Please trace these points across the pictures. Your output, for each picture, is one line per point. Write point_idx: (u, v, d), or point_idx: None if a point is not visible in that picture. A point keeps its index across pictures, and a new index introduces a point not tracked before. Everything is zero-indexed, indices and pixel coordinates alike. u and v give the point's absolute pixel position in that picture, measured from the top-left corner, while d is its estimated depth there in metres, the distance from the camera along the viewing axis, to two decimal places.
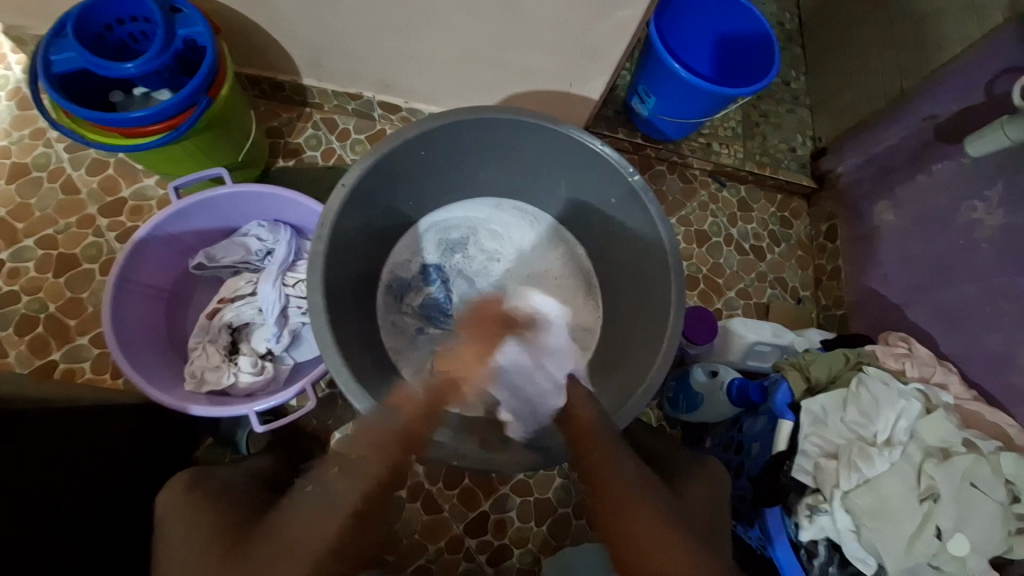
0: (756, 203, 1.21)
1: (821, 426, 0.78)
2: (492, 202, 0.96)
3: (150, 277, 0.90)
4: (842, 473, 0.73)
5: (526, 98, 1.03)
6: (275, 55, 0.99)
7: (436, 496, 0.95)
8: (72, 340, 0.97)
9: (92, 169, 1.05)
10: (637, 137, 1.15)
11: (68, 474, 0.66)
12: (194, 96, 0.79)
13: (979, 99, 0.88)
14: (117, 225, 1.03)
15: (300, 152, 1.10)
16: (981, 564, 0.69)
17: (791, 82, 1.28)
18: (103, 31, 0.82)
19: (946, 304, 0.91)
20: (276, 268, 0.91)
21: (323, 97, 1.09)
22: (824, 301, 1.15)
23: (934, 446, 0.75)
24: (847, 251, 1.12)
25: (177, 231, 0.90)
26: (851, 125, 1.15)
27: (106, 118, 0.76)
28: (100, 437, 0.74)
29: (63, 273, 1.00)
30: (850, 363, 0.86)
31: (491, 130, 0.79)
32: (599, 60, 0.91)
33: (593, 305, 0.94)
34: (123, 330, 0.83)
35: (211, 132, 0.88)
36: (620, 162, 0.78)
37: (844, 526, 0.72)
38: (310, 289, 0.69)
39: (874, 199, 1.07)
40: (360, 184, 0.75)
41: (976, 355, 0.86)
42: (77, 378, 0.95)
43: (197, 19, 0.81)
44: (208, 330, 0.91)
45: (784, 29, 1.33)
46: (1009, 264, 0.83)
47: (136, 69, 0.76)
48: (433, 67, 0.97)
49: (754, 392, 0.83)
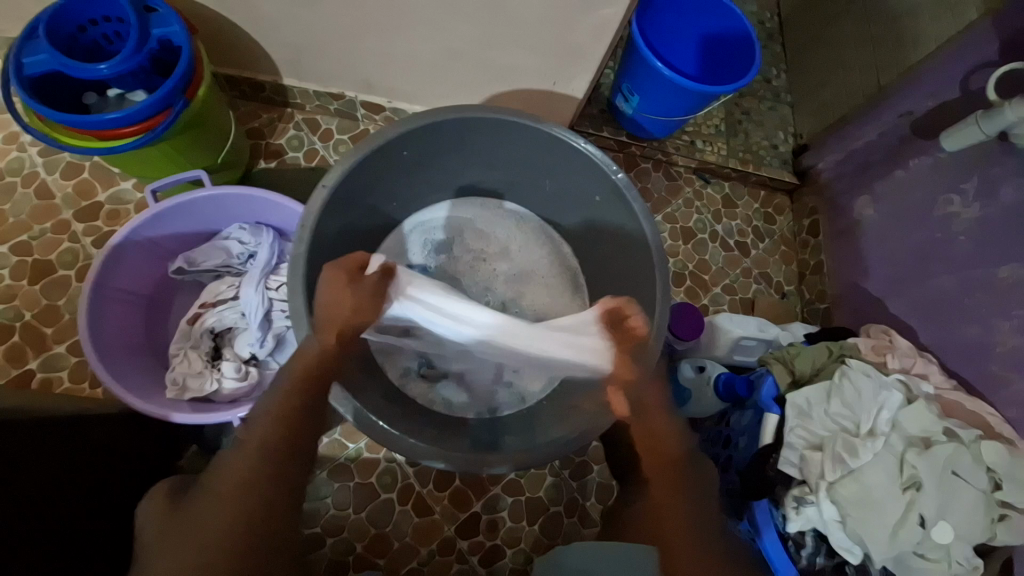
0: (740, 200, 1.22)
1: (806, 419, 0.79)
2: (478, 202, 0.95)
3: (127, 282, 0.87)
4: (828, 464, 0.74)
5: (511, 97, 1.02)
6: (255, 55, 0.97)
7: (427, 498, 0.95)
8: (49, 349, 0.94)
9: (67, 173, 1.02)
10: (622, 135, 1.16)
11: (48, 485, 0.65)
12: (169, 98, 0.78)
13: (955, 94, 0.90)
14: (94, 230, 1.00)
15: (282, 153, 1.08)
16: (964, 551, 0.70)
17: (771, 80, 1.30)
18: (76, 32, 0.80)
19: (926, 296, 0.93)
20: (258, 271, 0.90)
21: (305, 98, 1.07)
22: (808, 295, 1.17)
23: (917, 436, 0.76)
24: (830, 246, 1.14)
25: (156, 236, 0.88)
26: (830, 121, 1.16)
27: (79, 120, 0.74)
28: (79, 448, 0.72)
29: (38, 280, 0.97)
30: (833, 356, 0.87)
31: (475, 129, 0.79)
32: (583, 59, 0.91)
33: (580, 303, 0.94)
34: (100, 337, 0.81)
35: (189, 134, 0.86)
36: (603, 161, 0.78)
37: (830, 516, 0.73)
38: (293, 292, 0.68)
39: (855, 194, 1.09)
40: (343, 185, 0.74)
41: (955, 346, 0.88)
42: (55, 388, 0.92)
43: (172, 19, 0.79)
44: (190, 335, 0.89)
45: (764, 27, 1.35)
46: (985, 256, 0.84)
47: (110, 71, 0.74)
48: (416, 67, 0.97)
49: (740, 385, 0.86)
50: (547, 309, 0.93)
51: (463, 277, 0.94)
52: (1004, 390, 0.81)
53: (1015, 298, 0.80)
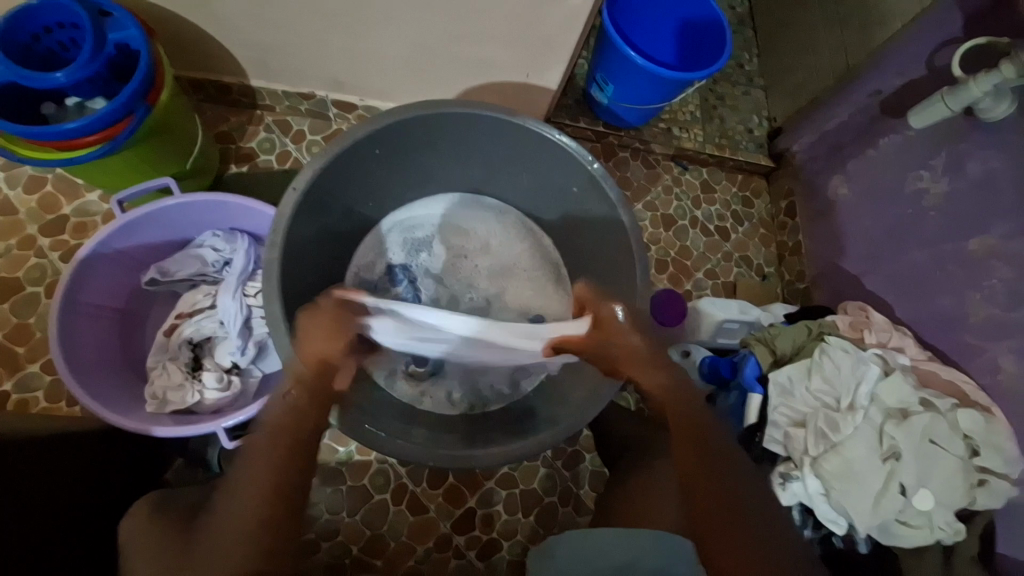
0: (718, 184, 1.23)
1: (788, 397, 0.81)
2: (456, 198, 0.94)
3: (98, 296, 0.85)
4: (811, 440, 0.76)
5: (485, 90, 1.01)
6: (220, 57, 0.95)
7: (421, 497, 0.94)
8: (22, 368, 0.91)
9: (30, 187, 0.99)
10: (599, 125, 1.15)
11: (21, 511, 0.62)
12: (131, 104, 0.75)
13: (921, 72, 0.91)
14: (61, 244, 0.97)
15: (254, 157, 1.06)
16: (946, 516, 0.72)
17: (744, 64, 1.31)
18: (30, 41, 0.77)
19: (900, 270, 0.95)
20: (235, 279, 0.88)
21: (274, 99, 1.05)
22: (788, 276, 1.19)
23: (894, 407, 0.77)
24: (807, 226, 1.15)
25: (125, 247, 0.85)
26: (802, 104, 1.17)
27: (39, 133, 0.71)
28: (54, 469, 0.70)
29: (6, 298, 0.94)
30: (813, 334, 0.88)
31: (447, 123, 0.78)
32: (555, 49, 0.90)
33: (564, 294, 0.93)
34: (74, 354, 0.79)
35: (152, 141, 0.83)
36: (578, 151, 0.78)
37: (815, 490, 0.75)
38: (269, 298, 0.66)
39: (828, 174, 1.10)
40: (313, 188, 0.72)
41: (929, 318, 0.90)
42: (30, 409, 0.90)
43: (129, 22, 0.76)
44: (168, 347, 0.87)
45: (735, 12, 1.36)
46: (954, 229, 0.87)
47: (68, 78, 0.72)
48: (386, 63, 0.95)
49: (724, 368, 0.90)
50: (531, 302, 0.93)
51: (446, 276, 0.94)
52: (980, 359, 0.83)
53: (985, 269, 0.82)
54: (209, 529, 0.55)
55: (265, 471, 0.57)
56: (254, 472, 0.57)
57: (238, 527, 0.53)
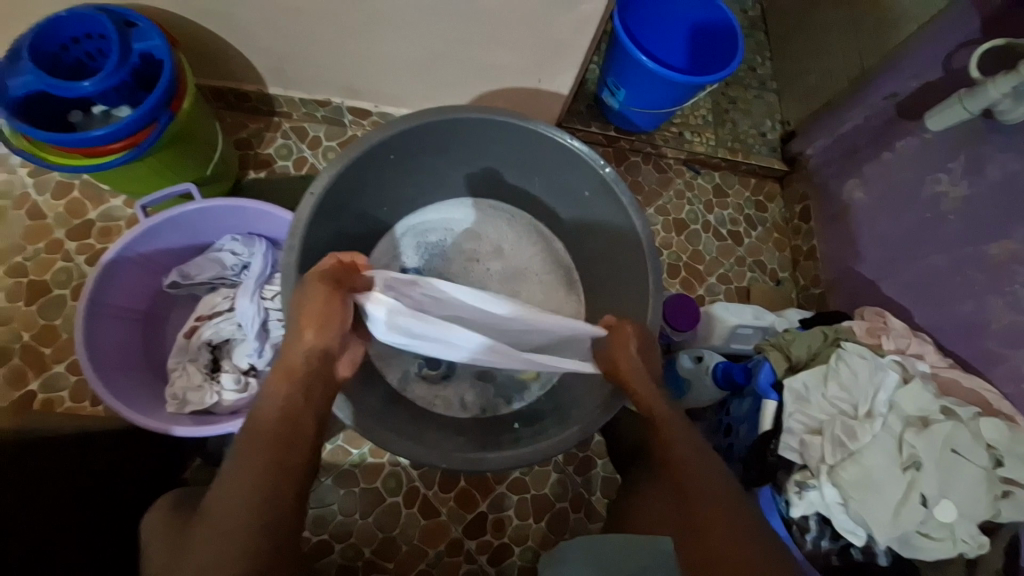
0: (731, 189, 1.23)
1: (804, 404, 0.80)
2: (469, 202, 0.96)
3: (121, 298, 0.87)
4: (828, 448, 0.75)
5: (497, 96, 1.02)
6: (239, 65, 0.97)
7: (433, 500, 0.95)
8: (48, 369, 0.94)
9: (57, 192, 1.02)
10: (610, 130, 1.16)
11: (45, 507, 0.64)
12: (154, 112, 0.77)
13: (938, 74, 0.90)
14: (86, 248, 1.00)
15: (271, 163, 1.08)
16: (969, 528, 0.70)
17: (756, 68, 1.31)
18: (59, 51, 0.80)
19: (918, 275, 0.94)
20: (253, 282, 0.89)
21: (291, 106, 1.07)
22: (803, 281, 1.17)
23: (914, 416, 0.76)
24: (822, 231, 1.14)
25: (147, 251, 0.87)
26: (817, 107, 1.17)
27: (66, 140, 0.74)
28: (77, 466, 0.72)
29: (34, 300, 0.97)
30: (828, 340, 0.87)
31: (460, 128, 0.79)
32: (566, 55, 0.90)
33: (576, 299, 0.94)
34: (98, 354, 0.81)
35: (174, 148, 0.86)
36: (590, 155, 0.78)
37: (832, 499, 0.74)
38: (285, 301, 0.68)
39: (844, 178, 1.09)
40: (329, 193, 0.73)
41: (949, 324, 0.89)
42: (55, 408, 0.92)
43: (153, 33, 0.79)
44: (188, 349, 0.89)
45: (747, 16, 1.36)
46: (975, 233, 0.85)
47: (94, 87, 0.74)
48: (400, 70, 0.97)
49: (738, 373, 0.86)
50: (543, 306, 0.93)
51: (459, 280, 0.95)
52: (1002, 366, 0.81)
53: (1007, 274, 0.81)
54: (206, 519, 0.54)
55: (259, 461, 0.55)
56: (247, 461, 0.56)
57: (228, 514, 0.52)
